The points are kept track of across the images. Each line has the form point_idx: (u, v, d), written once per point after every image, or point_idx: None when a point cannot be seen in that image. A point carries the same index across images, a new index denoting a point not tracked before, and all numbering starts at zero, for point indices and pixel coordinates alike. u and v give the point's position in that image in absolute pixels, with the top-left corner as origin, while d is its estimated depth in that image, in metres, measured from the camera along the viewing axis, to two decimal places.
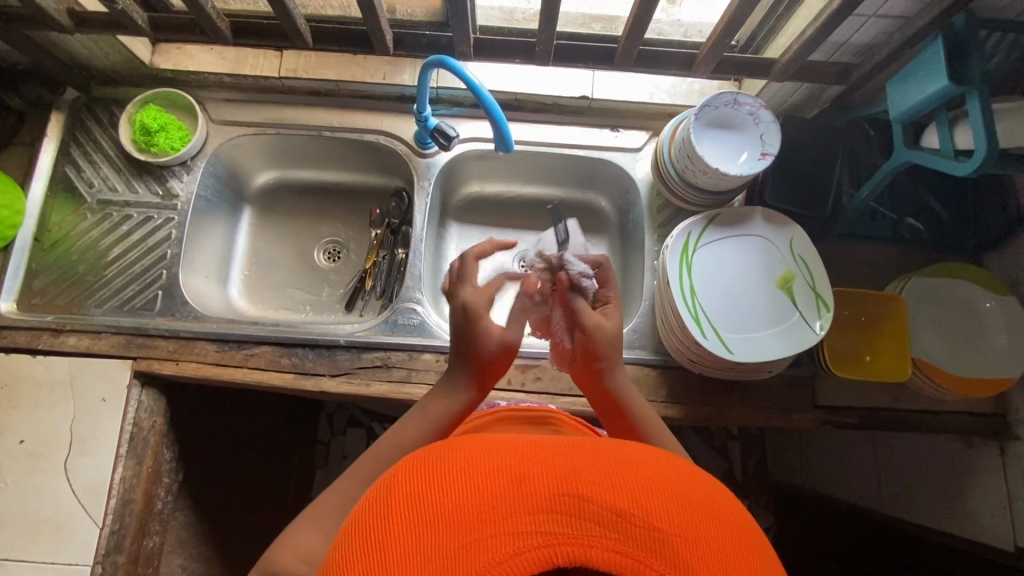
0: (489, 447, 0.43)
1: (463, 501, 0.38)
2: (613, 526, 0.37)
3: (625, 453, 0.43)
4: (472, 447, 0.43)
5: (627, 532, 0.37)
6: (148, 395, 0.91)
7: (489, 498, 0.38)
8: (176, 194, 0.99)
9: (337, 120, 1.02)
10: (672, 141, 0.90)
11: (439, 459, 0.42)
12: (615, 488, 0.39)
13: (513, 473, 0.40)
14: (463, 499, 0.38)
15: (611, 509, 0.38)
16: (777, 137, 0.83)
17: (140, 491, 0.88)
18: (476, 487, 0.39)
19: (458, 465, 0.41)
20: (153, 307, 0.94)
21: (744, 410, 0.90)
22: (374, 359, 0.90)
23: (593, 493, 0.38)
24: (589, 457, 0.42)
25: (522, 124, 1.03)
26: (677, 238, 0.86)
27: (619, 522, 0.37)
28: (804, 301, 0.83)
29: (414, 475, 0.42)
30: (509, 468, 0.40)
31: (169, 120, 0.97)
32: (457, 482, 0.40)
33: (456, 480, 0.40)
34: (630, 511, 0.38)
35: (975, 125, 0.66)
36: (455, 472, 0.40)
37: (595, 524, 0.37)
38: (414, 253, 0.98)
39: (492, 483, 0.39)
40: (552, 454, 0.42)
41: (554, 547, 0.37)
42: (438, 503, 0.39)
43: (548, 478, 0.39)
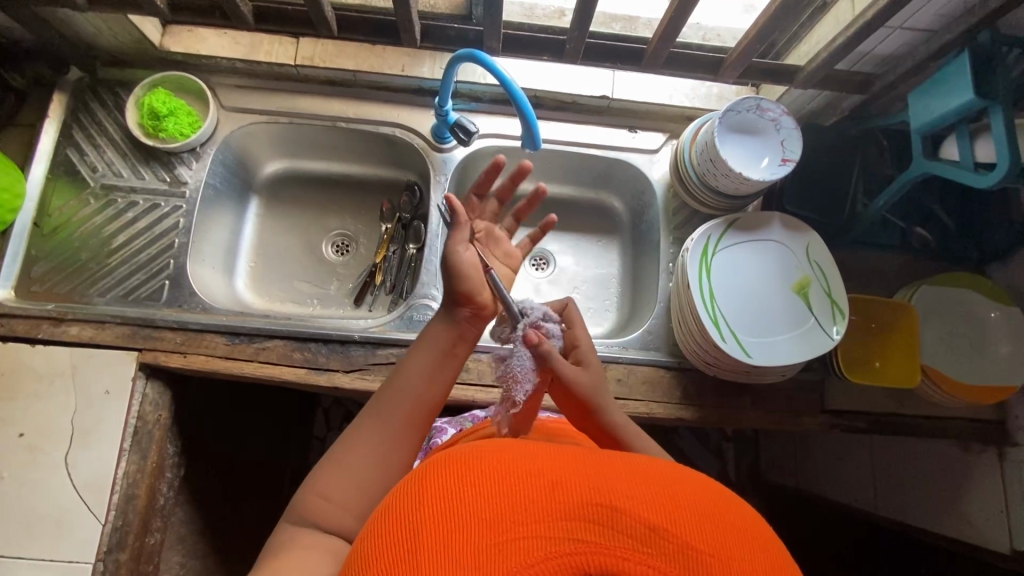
0: (521, 452, 0.43)
1: (495, 498, 0.39)
2: (645, 540, 0.37)
3: (654, 473, 0.43)
4: (505, 450, 0.44)
5: (660, 548, 0.37)
6: (153, 388, 0.88)
7: (522, 499, 0.38)
8: (184, 181, 0.96)
9: (352, 111, 1.00)
10: (693, 144, 0.90)
11: (471, 456, 0.43)
12: (648, 504, 0.39)
13: (545, 479, 0.40)
14: (495, 498, 0.39)
15: (644, 523, 0.38)
16: (799, 143, 0.84)
17: (143, 487, 0.86)
18: (508, 486, 0.39)
19: (491, 466, 0.42)
20: (159, 297, 0.91)
21: (754, 412, 0.91)
22: (389, 356, 0.88)
23: (626, 506, 0.39)
24: (622, 472, 0.42)
25: (540, 121, 1.02)
26: (697, 242, 0.86)
27: (651, 537, 0.37)
28: (819, 306, 0.84)
29: (447, 471, 0.42)
30: (542, 473, 0.40)
31: (178, 105, 0.94)
32: (489, 479, 0.40)
33: (489, 480, 0.40)
34: (664, 527, 0.38)
35: (998, 139, 0.67)
36: (489, 471, 0.41)
37: (627, 536, 0.37)
38: (430, 250, 0.96)
39: (525, 486, 0.39)
40: (585, 467, 0.42)
41: (585, 555, 0.36)
42: (471, 498, 0.39)
43: (582, 488, 0.39)
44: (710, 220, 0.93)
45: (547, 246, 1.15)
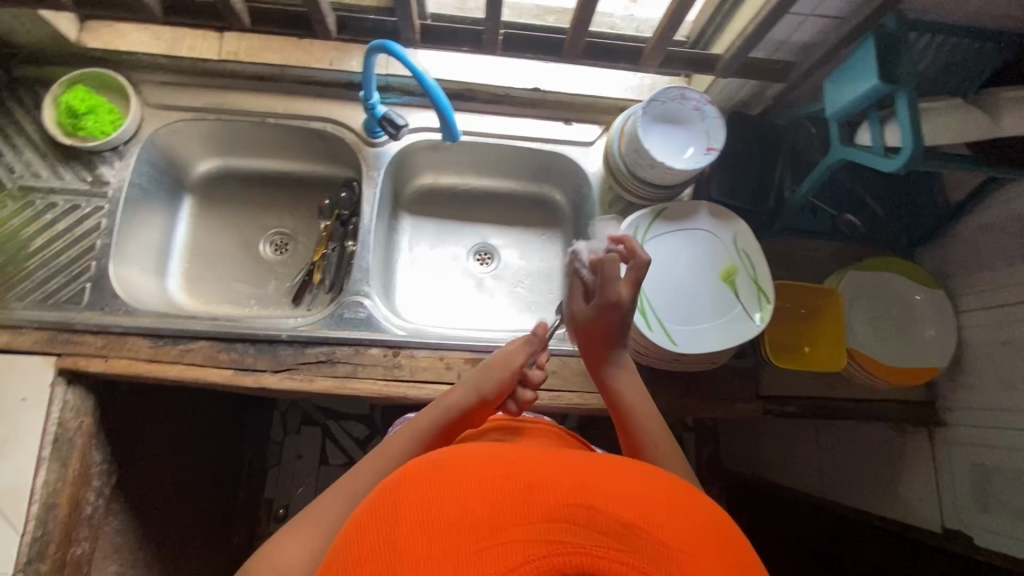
0: (500, 463, 0.45)
1: (474, 505, 0.39)
2: (620, 538, 0.37)
3: (629, 482, 0.45)
4: (483, 462, 0.45)
5: (637, 546, 0.37)
6: (74, 394, 0.86)
7: (500, 506, 0.39)
8: (107, 181, 0.93)
9: (281, 106, 0.98)
10: (621, 136, 0.90)
11: (451, 465, 0.44)
12: (624, 506, 0.40)
13: (523, 484, 0.41)
14: (476, 505, 0.39)
15: (619, 521, 0.38)
16: (722, 132, 0.85)
17: (65, 496, 0.84)
18: (487, 494, 0.40)
19: (470, 475, 0.42)
20: (80, 300, 0.88)
21: (689, 401, 0.92)
22: (318, 355, 0.87)
23: (602, 506, 0.39)
24: (596, 477, 0.44)
25: (473, 114, 1.01)
26: (623, 232, 0.87)
27: (625, 534, 0.38)
28: (746, 293, 0.85)
29: (428, 480, 0.43)
30: (522, 479, 0.42)
31: (98, 103, 0.92)
32: (469, 487, 0.41)
33: (469, 487, 0.41)
34: (638, 525, 0.39)
35: (903, 122, 0.68)
36: (468, 480, 0.42)
37: (604, 535, 0.37)
38: (362, 246, 0.95)
39: (504, 491, 0.40)
40: (561, 473, 0.43)
41: (562, 556, 0.36)
42: (448, 507, 0.39)
43: (559, 491, 0.40)
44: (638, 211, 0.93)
45: (490, 241, 1.15)
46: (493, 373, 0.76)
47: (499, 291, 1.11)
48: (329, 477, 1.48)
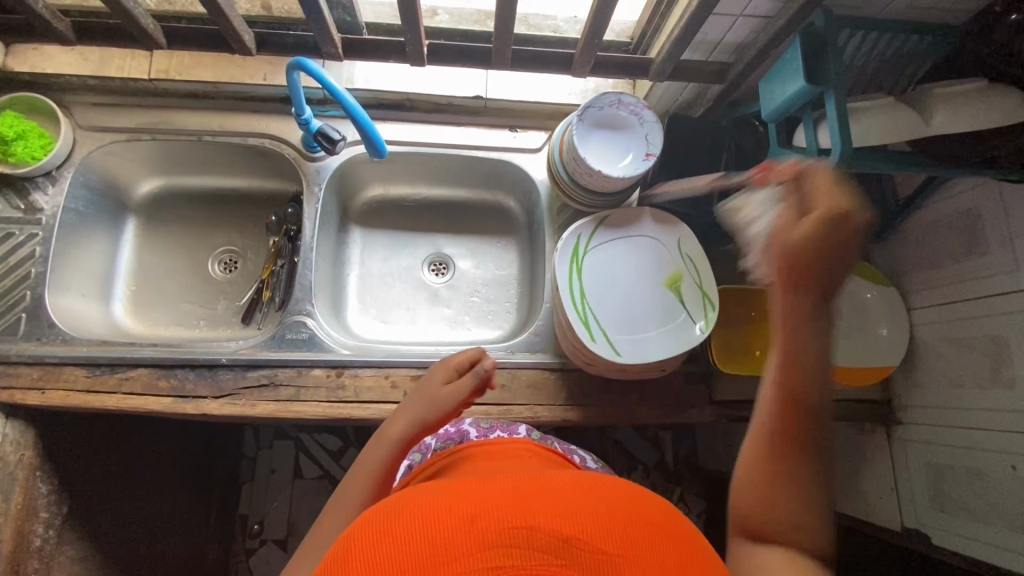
0: (442, 496, 0.46)
1: (416, 544, 0.40)
2: (559, 552, 0.40)
3: (571, 489, 0.47)
4: (426, 496, 0.46)
5: (577, 558, 0.39)
6: (14, 428, 0.85)
7: (441, 542, 0.40)
8: (39, 208, 0.91)
9: (218, 124, 0.96)
10: (561, 143, 0.88)
11: (392, 509, 0.45)
12: (563, 518, 0.42)
13: (464, 513, 0.42)
14: (418, 544, 0.40)
15: (557, 535, 0.40)
16: (660, 137, 0.83)
17: (9, 532, 0.85)
18: (427, 531, 0.41)
19: (411, 513, 0.43)
20: (15, 331, 0.86)
21: (641, 409, 0.91)
22: (260, 378, 0.86)
23: (541, 523, 0.41)
24: (535, 493, 0.45)
25: (416, 124, 1.00)
26: (567, 241, 0.84)
27: (564, 547, 0.40)
28: (691, 299, 0.84)
29: (370, 524, 0.44)
30: (464, 507, 0.43)
31: (28, 128, 0.89)
32: (409, 528, 0.42)
33: (410, 525, 0.42)
34: (577, 536, 0.41)
35: (832, 123, 0.67)
36: (408, 521, 0.42)
37: (543, 553, 0.39)
38: (305, 264, 0.93)
39: (444, 524, 0.41)
40: (501, 494, 0.45)
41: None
42: (388, 551, 0.40)
43: (497, 516, 0.42)
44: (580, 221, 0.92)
45: (445, 251, 1.13)
46: (429, 397, 0.73)
47: (454, 302, 1.10)
48: (303, 490, 1.47)
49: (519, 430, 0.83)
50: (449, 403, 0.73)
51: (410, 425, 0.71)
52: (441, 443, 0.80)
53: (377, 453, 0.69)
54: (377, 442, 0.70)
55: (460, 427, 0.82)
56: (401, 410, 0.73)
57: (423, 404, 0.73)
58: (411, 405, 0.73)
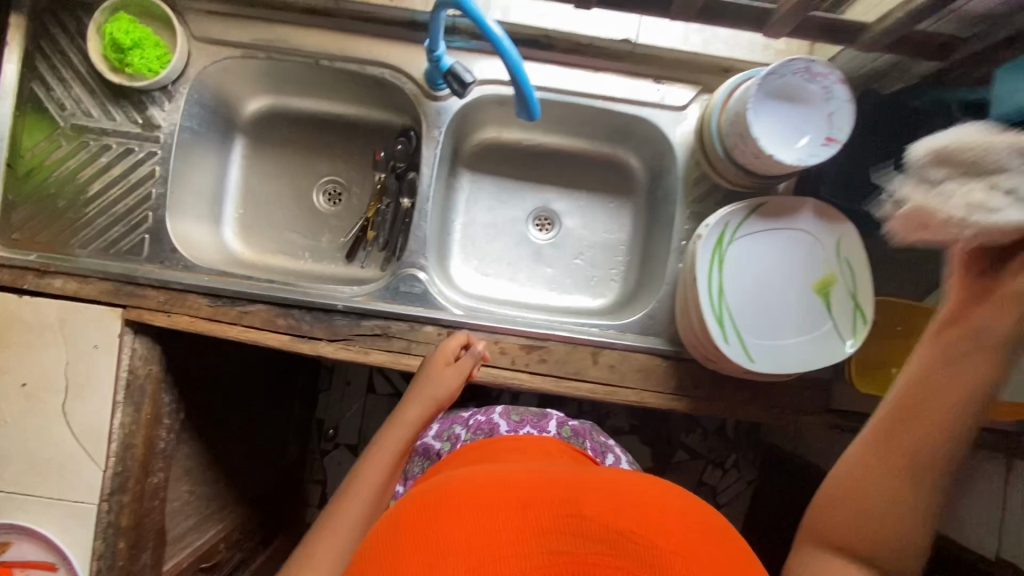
0: (491, 482, 0.49)
1: (475, 518, 0.44)
2: (619, 548, 0.41)
3: (617, 485, 0.49)
4: (476, 482, 0.49)
5: (628, 548, 0.41)
6: (142, 343, 0.88)
7: (498, 525, 0.43)
8: (157, 124, 0.88)
9: (336, 46, 0.88)
10: (723, 111, 0.76)
11: (441, 491, 0.49)
12: (616, 513, 0.44)
13: (517, 501, 0.45)
14: (471, 527, 0.43)
15: (617, 531, 0.42)
16: (848, 120, 0.71)
17: (140, 437, 0.89)
18: (479, 512, 0.44)
19: (463, 496, 0.47)
20: (140, 252, 0.88)
21: (752, 407, 0.87)
22: (374, 328, 0.85)
23: (593, 513, 0.44)
24: (586, 488, 0.48)
25: (551, 66, 0.88)
26: (712, 228, 0.76)
27: (619, 540, 0.42)
28: (840, 309, 0.76)
29: (421, 506, 0.47)
30: (516, 495, 0.46)
31: (143, 34, 0.84)
32: (464, 509, 0.45)
33: (462, 510, 0.45)
34: (637, 533, 0.42)
35: None
36: (461, 503, 0.46)
37: (595, 542, 0.41)
38: (420, 213, 0.89)
39: (499, 510, 0.44)
40: (553, 487, 0.47)
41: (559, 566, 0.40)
42: (445, 530, 0.43)
43: (547, 506, 0.44)
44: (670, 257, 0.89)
45: (553, 206, 1.06)
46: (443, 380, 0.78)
47: (557, 263, 1.05)
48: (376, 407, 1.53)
49: (550, 427, 0.87)
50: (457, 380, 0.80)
51: (424, 410, 0.77)
52: (476, 433, 0.85)
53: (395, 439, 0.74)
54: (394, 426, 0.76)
55: (490, 418, 0.87)
56: (413, 394, 0.78)
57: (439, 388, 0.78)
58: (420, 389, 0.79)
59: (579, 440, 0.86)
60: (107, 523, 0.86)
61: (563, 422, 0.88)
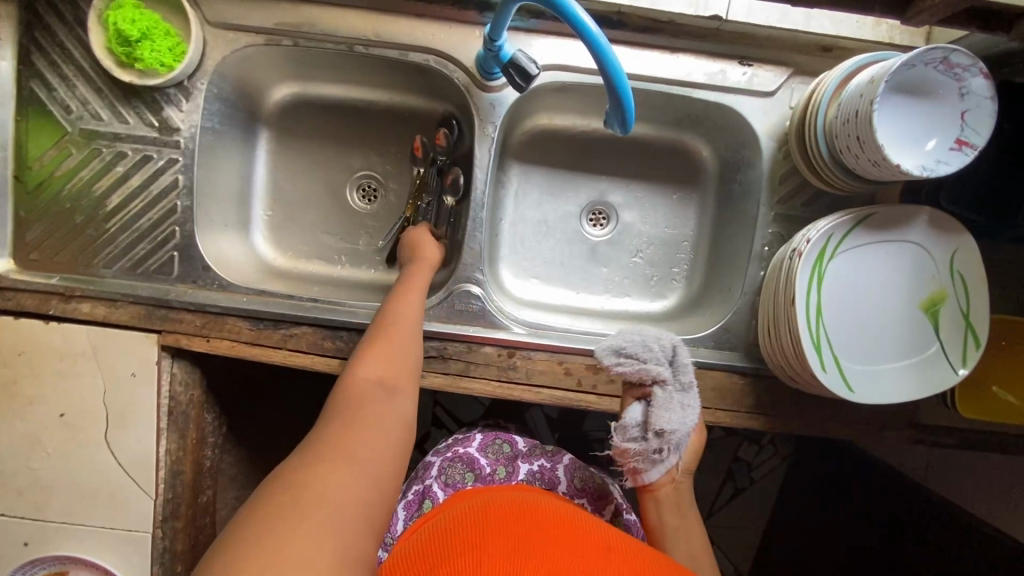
0: (583, 528, 0.60)
1: (572, 543, 0.56)
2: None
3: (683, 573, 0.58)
4: (574, 518, 0.62)
5: None
6: (180, 368, 0.82)
7: (579, 550, 0.55)
8: (176, 126, 0.78)
9: (373, 29, 0.77)
10: (833, 106, 0.66)
11: (544, 514, 0.61)
12: None
13: (605, 545, 0.57)
14: (567, 544, 0.55)
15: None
16: (987, 121, 0.61)
17: (188, 462, 0.85)
18: (575, 539, 0.57)
19: (564, 524, 0.60)
20: (169, 271, 0.80)
21: (833, 425, 0.81)
22: (429, 350, 0.79)
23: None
24: (660, 562, 0.57)
25: (620, 48, 0.77)
26: (815, 242, 0.68)
27: None
28: (950, 330, 0.69)
29: (531, 518, 0.60)
30: (606, 541, 0.58)
31: (151, 22, 0.73)
32: (557, 533, 0.57)
33: (563, 532, 0.57)
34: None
35: None
36: (555, 528, 0.58)
37: None
38: (473, 220, 0.81)
39: (591, 545, 0.56)
40: (634, 549, 0.58)
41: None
42: (536, 536, 0.56)
43: (628, 559, 0.55)
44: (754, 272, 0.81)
45: (609, 199, 0.97)
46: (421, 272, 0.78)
47: (615, 262, 0.96)
48: None
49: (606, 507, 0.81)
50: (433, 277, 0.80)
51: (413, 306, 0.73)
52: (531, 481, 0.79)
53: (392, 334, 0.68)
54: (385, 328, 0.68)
55: (556, 471, 0.81)
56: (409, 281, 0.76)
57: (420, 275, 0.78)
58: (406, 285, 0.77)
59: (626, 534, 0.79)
60: (162, 549, 0.83)
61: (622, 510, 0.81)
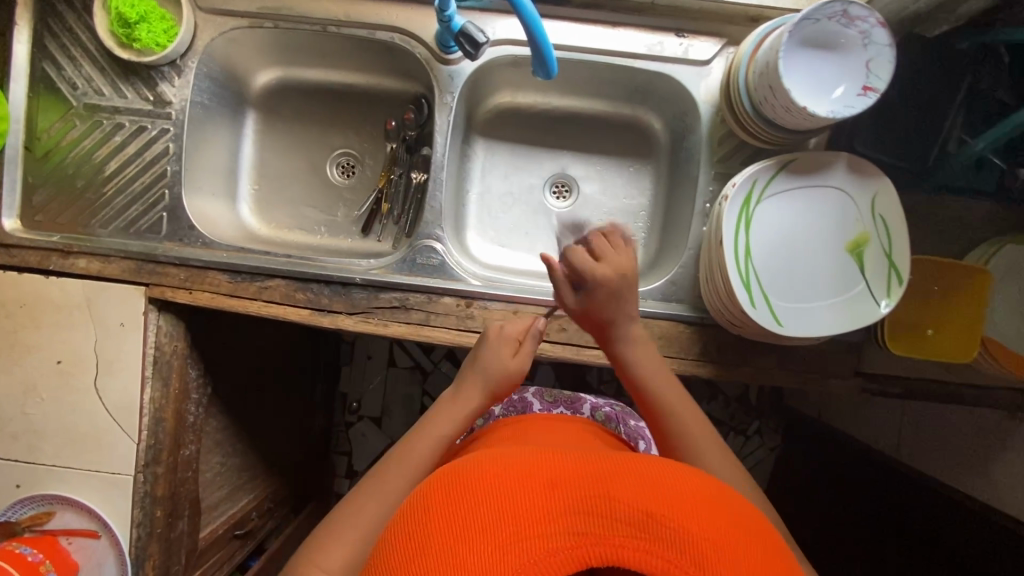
0: (522, 458, 0.48)
1: (505, 496, 0.43)
2: (642, 527, 0.42)
3: (642, 461, 0.48)
4: (505, 457, 0.48)
5: (660, 532, 0.41)
6: (166, 321, 0.89)
7: (527, 502, 0.43)
8: (168, 100, 0.87)
9: (343, 12, 0.86)
10: (752, 62, 0.72)
11: (473, 464, 0.48)
12: (646, 496, 0.44)
13: (546, 478, 0.45)
14: (501, 502, 0.43)
15: (641, 511, 0.42)
16: (888, 67, 0.66)
17: (170, 411, 0.91)
18: (510, 490, 0.44)
19: (496, 469, 0.46)
20: (159, 230, 0.88)
21: (778, 373, 0.84)
22: (392, 300, 0.85)
23: (624, 498, 0.43)
24: (616, 466, 0.47)
25: (566, 23, 0.85)
26: (740, 187, 0.73)
27: (648, 523, 0.42)
28: (874, 269, 0.73)
29: (456, 478, 0.47)
30: (546, 472, 0.45)
31: (149, 8, 0.83)
32: (494, 485, 0.44)
33: (495, 484, 0.44)
34: (660, 515, 0.43)
35: None
36: (490, 476, 0.45)
37: (626, 523, 0.42)
38: (434, 182, 0.88)
39: (528, 486, 0.44)
40: (583, 465, 0.47)
41: (586, 547, 0.41)
42: (473, 506, 0.43)
43: (577, 485, 0.44)
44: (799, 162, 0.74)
45: (570, 171, 1.03)
46: (476, 385, 0.70)
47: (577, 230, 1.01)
48: (395, 378, 1.54)
49: (582, 410, 0.88)
50: (506, 392, 0.73)
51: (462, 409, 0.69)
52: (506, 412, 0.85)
53: (429, 445, 0.66)
54: (422, 432, 0.67)
55: (524, 396, 0.88)
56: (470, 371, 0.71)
57: (478, 387, 0.71)
58: (462, 394, 0.70)
59: (612, 422, 0.86)
60: (143, 493, 0.89)
61: (598, 406, 0.88)
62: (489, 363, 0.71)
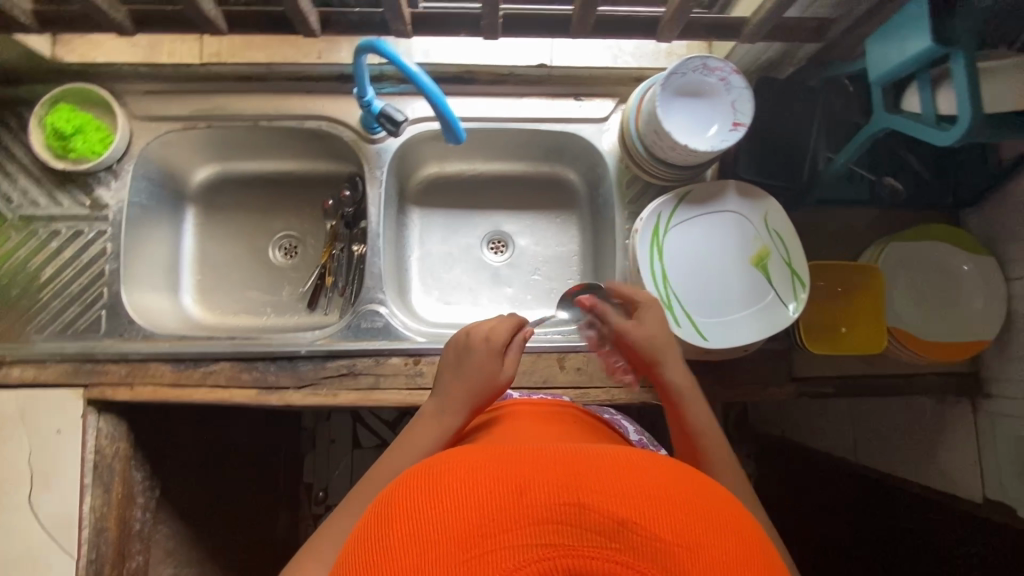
0: (489, 458, 0.40)
1: (460, 506, 0.36)
2: (614, 537, 0.34)
3: (628, 458, 0.40)
4: (470, 458, 0.40)
5: (635, 544, 0.33)
6: (106, 421, 0.86)
7: (483, 512, 0.35)
8: (105, 203, 0.91)
9: (272, 108, 0.95)
10: (638, 112, 0.83)
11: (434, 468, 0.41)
12: (622, 497, 0.36)
13: (511, 483, 0.36)
14: (453, 514, 0.35)
15: (612, 517, 0.34)
16: (750, 105, 0.77)
17: (112, 519, 0.85)
18: (467, 498, 0.36)
19: (456, 475, 0.38)
20: (97, 328, 0.88)
21: (720, 388, 0.88)
22: (340, 367, 0.86)
23: (596, 501, 0.35)
24: (593, 463, 0.39)
25: (475, 98, 0.95)
26: (647, 221, 0.81)
27: (621, 532, 0.34)
28: (779, 278, 0.80)
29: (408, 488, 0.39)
30: (510, 474, 0.37)
31: (85, 121, 0.89)
32: (452, 493, 0.37)
33: (448, 492, 0.37)
34: (635, 521, 0.34)
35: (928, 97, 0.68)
36: (448, 481, 0.38)
37: (596, 535, 0.34)
38: (371, 250, 0.93)
39: (485, 494, 0.36)
40: (554, 462, 0.38)
41: (549, 562, 0.33)
42: (425, 518, 0.36)
43: (542, 487, 0.36)
44: (704, 185, 0.83)
45: (504, 228, 1.08)
46: (458, 398, 0.69)
47: (517, 281, 1.05)
48: (362, 461, 1.38)
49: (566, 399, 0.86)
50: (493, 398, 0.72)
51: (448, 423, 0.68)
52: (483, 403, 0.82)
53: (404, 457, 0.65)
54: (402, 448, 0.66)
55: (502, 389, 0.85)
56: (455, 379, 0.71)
57: (462, 401, 0.69)
58: (444, 409, 0.69)
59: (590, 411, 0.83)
60: None
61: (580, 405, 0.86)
62: (471, 369, 0.71)
